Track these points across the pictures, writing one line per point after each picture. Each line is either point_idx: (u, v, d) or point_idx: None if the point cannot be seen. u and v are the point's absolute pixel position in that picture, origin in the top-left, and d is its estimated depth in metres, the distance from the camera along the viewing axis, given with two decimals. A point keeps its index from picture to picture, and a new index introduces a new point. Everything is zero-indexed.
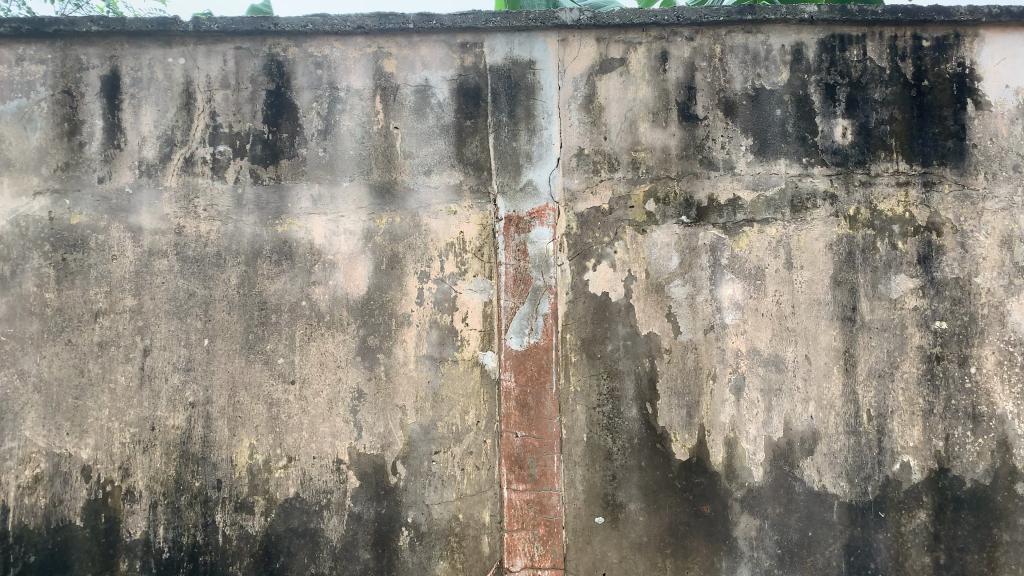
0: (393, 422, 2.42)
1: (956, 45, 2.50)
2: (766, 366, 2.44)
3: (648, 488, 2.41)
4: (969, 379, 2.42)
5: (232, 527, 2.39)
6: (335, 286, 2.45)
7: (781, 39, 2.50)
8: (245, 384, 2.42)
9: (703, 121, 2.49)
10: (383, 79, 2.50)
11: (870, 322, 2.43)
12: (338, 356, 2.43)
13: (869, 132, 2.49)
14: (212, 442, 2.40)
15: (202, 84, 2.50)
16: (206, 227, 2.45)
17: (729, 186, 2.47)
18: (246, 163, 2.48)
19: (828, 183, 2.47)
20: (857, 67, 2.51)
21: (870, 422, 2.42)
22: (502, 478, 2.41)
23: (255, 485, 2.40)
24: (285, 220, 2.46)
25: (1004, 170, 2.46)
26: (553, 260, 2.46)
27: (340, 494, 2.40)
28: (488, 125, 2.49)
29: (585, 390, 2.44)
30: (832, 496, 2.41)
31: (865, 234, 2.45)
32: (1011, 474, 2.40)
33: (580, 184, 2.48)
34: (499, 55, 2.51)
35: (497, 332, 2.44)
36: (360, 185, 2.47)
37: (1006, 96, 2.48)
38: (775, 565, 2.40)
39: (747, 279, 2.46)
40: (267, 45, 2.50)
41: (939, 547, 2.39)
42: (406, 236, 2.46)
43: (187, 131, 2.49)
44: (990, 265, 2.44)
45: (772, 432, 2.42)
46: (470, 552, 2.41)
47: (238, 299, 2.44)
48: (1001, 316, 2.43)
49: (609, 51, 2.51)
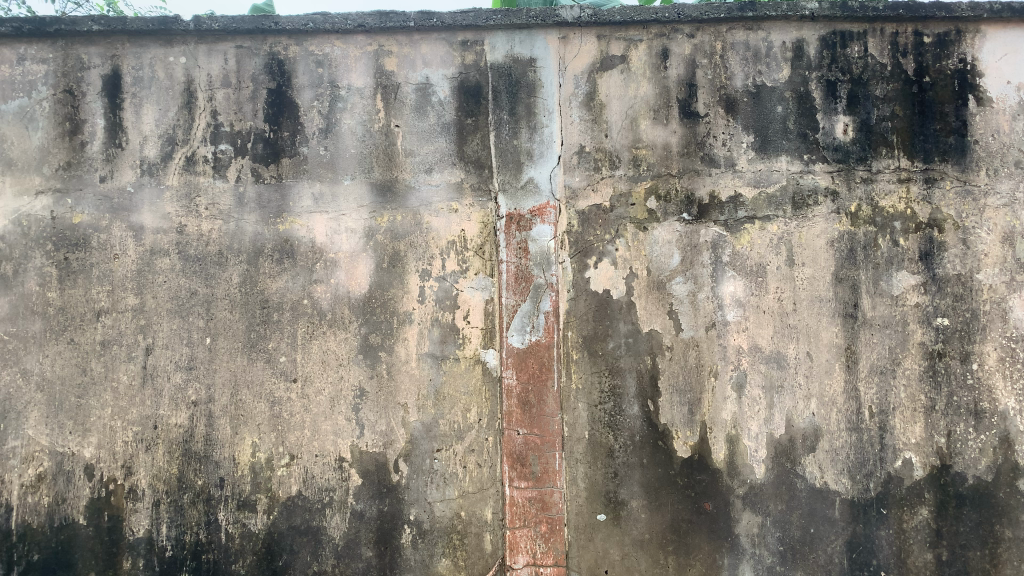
0: (395, 420, 2.42)
1: (957, 41, 2.50)
2: (768, 363, 2.44)
3: (650, 485, 2.41)
4: (971, 375, 2.42)
5: (235, 525, 2.40)
6: (337, 284, 2.45)
7: (782, 36, 2.50)
8: (247, 383, 2.42)
9: (704, 118, 2.49)
10: (384, 77, 2.50)
11: (872, 319, 2.43)
12: (340, 354, 2.43)
13: (871, 128, 2.49)
14: (214, 440, 2.41)
15: (203, 83, 2.50)
16: (208, 225, 2.46)
17: (730, 183, 2.47)
18: (248, 162, 2.48)
19: (830, 180, 2.47)
20: (858, 63, 2.50)
21: (872, 419, 2.42)
22: (504, 475, 2.42)
23: (258, 483, 2.40)
24: (287, 219, 2.46)
25: (1006, 166, 2.46)
26: (554, 258, 2.46)
27: (342, 491, 2.41)
28: (489, 123, 2.50)
29: (586, 388, 2.44)
30: (834, 492, 2.41)
31: (867, 230, 2.45)
32: (1014, 470, 2.39)
33: (581, 181, 2.48)
34: (500, 52, 2.51)
35: (499, 330, 2.45)
36: (361, 184, 2.47)
37: (1008, 92, 2.48)
38: (777, 562, 2.41)
39: (749, 276, 2.46)
40: (268, 44, 2.50)
41: (941, 544, 2.39)
42: (408, 234, 2.46)
43: (188, 130, 2.49)
44: (992, 262, 2.44)
45: (774, 429, 2.42)
46: (472, 550, 2.42)
47: (240, 298, 2.44)
48: (1003, 312, 2.43)
49: (610, 49, 2.51)
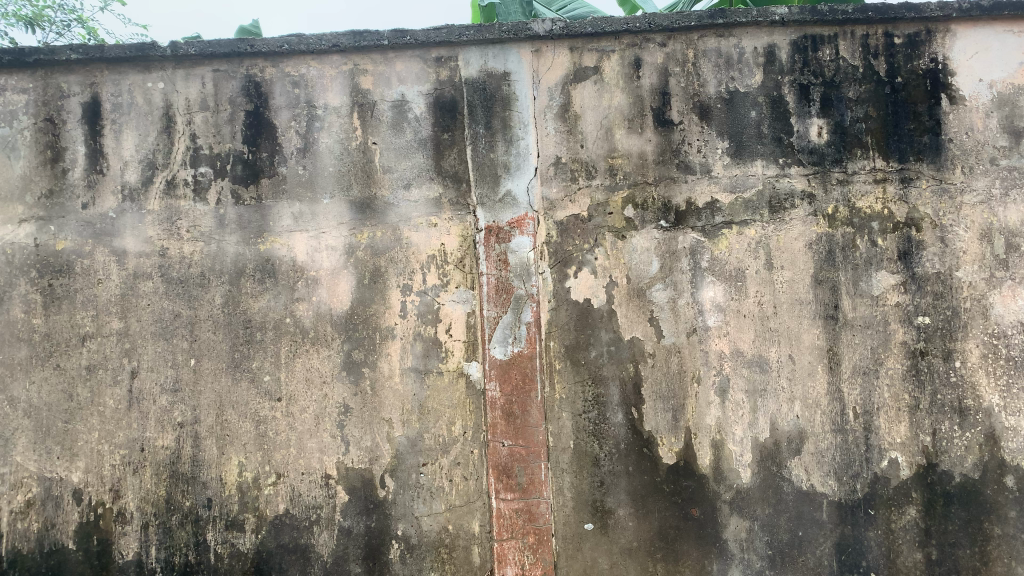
0: (380, 435, 2.43)
1: (928, 41, 2.51)
2: (750, 366, 2.44)
3: (636, 493, 2.41)
4: (954, 373, 2.42)
5: (224, 545, 2.41)
6: (320, 301, 2.47)
7: (754, 42, 2.52)
8: (233, 402, 2.43)
9: (678, 127, 2.51)
10: (360, 95, 2.52)
11: (854, 320, 2.44)
12: (323, 372, 2.45)
13: (845, 130, 2.50)
14: (201, 461, 2.42)
15: (182, 107, 2.53)
16: (189, 247, 2.48)
17: (706, 189, 2.49)
18: (228, 183, 2.51)
19: (806, 183, 2.48)
20: (830, 66, 2.52)
21: (857, 419, 2.42)
22: (490, 488, 2.43)
23: (246, 503, 2.41)
24: (268, 237, 2.48)
25: (981, 163, 2.47)
26: (534, 269, 2.47)
27: (330, 508, 2.42)
28: (465, 137, 2.52)
29: (570, 397, 2.45)
30: (821, 495, 2.41)
31: (844, 231, 2.46)
32: (1001, 467, 2.39)
33: (558, 194, 2.50)
34: (474, 67, 2.53)
35: (481, 343, 2.46)
36: (341, 201, 2.49)
37: (981, 90, 2.49)
38: (767, 565, 2.40)
39: (728, 280, 2.47)
40: (245, 67, 2.53)
41: (930, 543, 2.38)
42: (388, 250, 2.48)
43: (168, 154, 2.52)
44: (970, 259, 2.44)
45: (758, 432, 2.43)
46: (461, 563, 2.42)
47: (222, 318, 2.46)
48: (983, 309, 2.43)
49: (583, 60, 2.53)
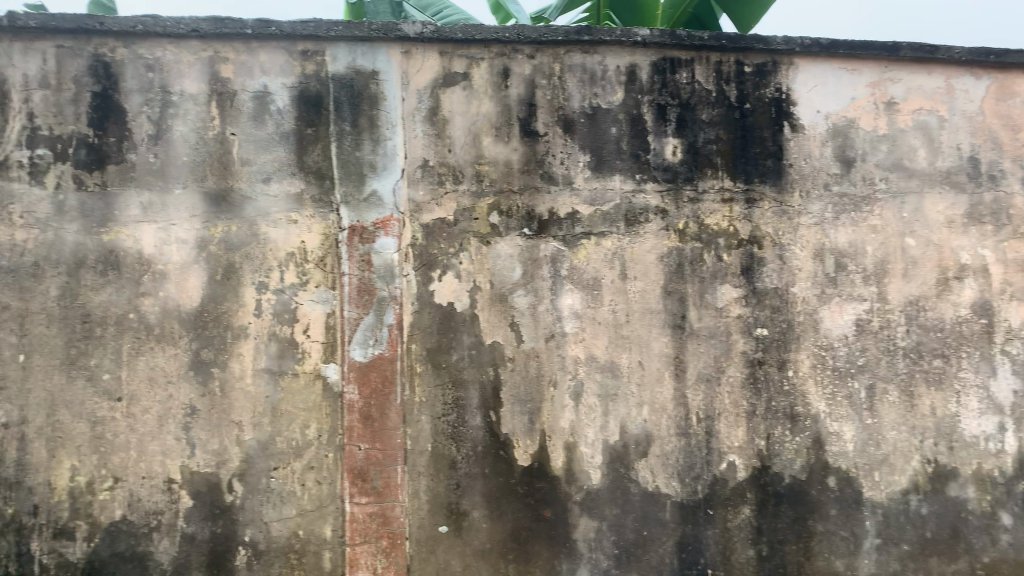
0: (229, 438, 2.34)
1: (773, 71, 2.69)
2: (603, 372, 2.53)
3: (490, 495, 2.45)
4: (786, 381, 2.61)
5: (50, 555, 2.25)
6: (168, 297, 2.35)
7: (617, 61, 2.61)
8: (65, 402, 2.28)
9: (545, 137, 2.57)
10: (219, 83, 2.42)
11: (699, 329, 2.58)
12: (171, 369, 2.34)
13: (697, 150, 2.64)
14: (28, 464, 2.25)
15: (18, 82, 2.34)
16: (22, 234, 2.30)
17: (568, 200, 2.56)
18: (70, 167, 2.34)
19: (660, 199, 2.60)
20: (686, 88, 2.65)
21: (699, 424, 2.56)
22: (344, 491, 2.39)
23: (77, 509, 2.26)
24: (112, 228, 2.34)
25: (816, 187, 2.67)
26: (397, 270, 2.46)
27: (171, 514, 2.30)
28: (330, 134, 2.47)
29: (429, 400, 2.45)
30: (665, 495, 2.52)
31: (693, 245, 2.59)
32: (824, 468, 2.59)
33: (423, 197, 2.50)
34: (341, 63, 2.49)
35: (343, 345, 2.42)
36: (195, 193, 2.38)
37: (818, 120, 2.70)
38: (613, 565, 2.49)
39: (586, 288, 2.54)
40: (92, 45, 2.37)
41: (761, 539, 2.56)
42: (243, 245, 2.39)
43: (1, 132, 2.33)
44: (805, 276, 2.63)
45: (609, 436, 2.51)
46: (311, 569, 2.37)
47: (56, 313, 2.29)
48: (814, 322, 2.63)
49: (453, 65, 2.54)
